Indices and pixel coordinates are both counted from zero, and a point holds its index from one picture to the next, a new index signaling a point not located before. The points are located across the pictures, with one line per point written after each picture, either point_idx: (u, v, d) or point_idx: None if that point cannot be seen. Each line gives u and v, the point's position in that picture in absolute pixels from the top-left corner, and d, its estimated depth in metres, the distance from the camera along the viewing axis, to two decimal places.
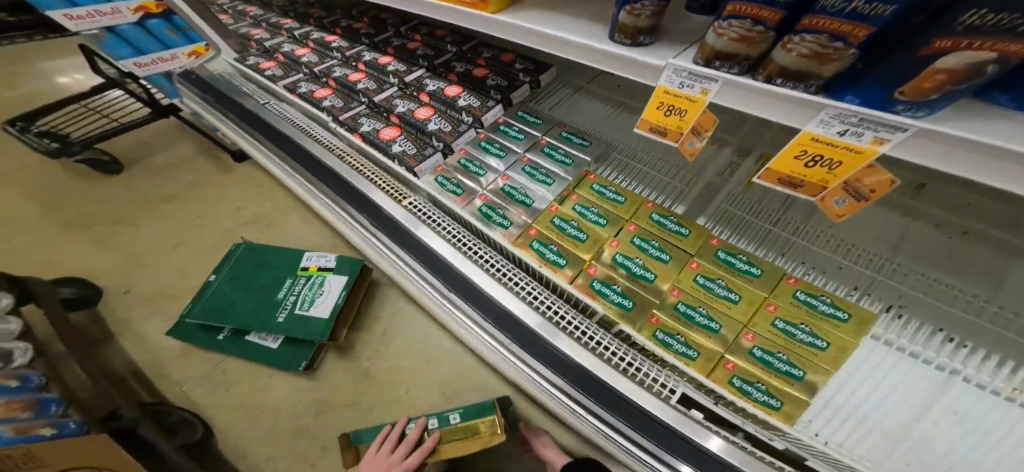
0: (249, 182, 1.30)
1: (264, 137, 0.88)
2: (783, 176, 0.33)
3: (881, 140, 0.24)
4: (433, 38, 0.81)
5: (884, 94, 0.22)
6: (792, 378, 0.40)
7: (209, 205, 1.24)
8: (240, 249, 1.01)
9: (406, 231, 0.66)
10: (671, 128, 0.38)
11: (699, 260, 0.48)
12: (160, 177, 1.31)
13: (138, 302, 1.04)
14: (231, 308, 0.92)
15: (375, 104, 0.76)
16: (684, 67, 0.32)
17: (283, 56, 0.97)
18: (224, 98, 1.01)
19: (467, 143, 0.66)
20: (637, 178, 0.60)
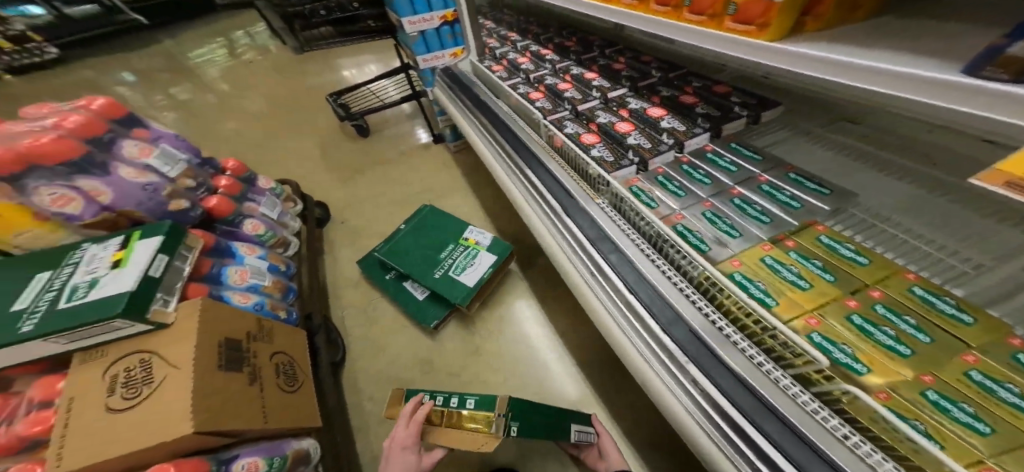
0: (438, 160, 1.56)
1: (485, 124, 0.97)
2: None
3: None
4: (641, 65, 0.91)
5: None
6: None
7: (406, 170, 1.53)
8: (427, 210, 1.19)
9: (582, 219, 0.68)
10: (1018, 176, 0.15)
11: (980, 354, 0.32)
12: (380, 142, 1.69)
13: (342, 229, 1.34)
14: (406, 253, 1.10)
15: (577, 112, 0.84)
16: None
17: (506, 62, 1.09)
18: (462, 85, 1.11)
19: (669, 168, 0.68)
20: (882, 239, 0.47)
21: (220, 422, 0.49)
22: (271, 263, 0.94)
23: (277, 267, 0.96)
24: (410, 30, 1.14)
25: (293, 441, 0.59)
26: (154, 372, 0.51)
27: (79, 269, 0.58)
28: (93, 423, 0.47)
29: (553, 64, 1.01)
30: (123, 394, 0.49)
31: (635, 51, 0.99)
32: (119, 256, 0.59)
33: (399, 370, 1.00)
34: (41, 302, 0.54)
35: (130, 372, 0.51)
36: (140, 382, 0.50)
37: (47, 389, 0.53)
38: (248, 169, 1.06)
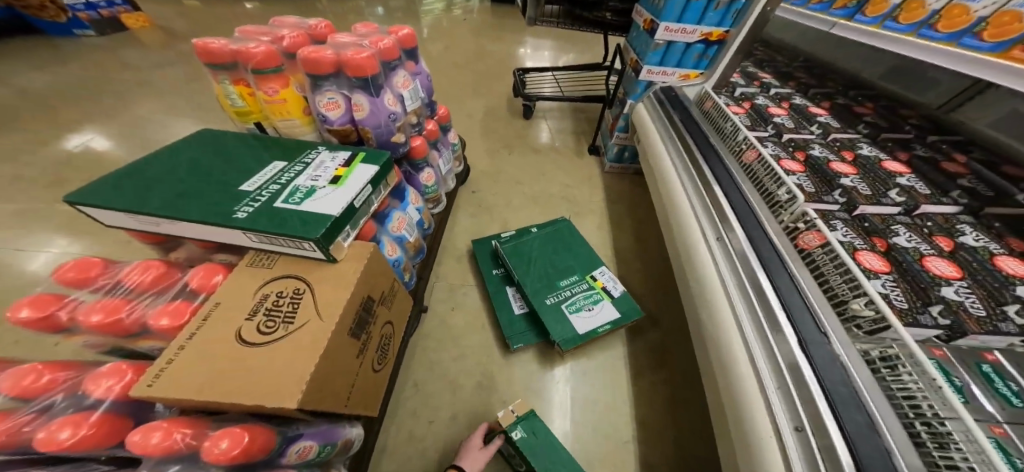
0: (588, 172, 1.42)
1: (701, 166, 0.77)
2: None
3: None
4: (998, 177, 0.60)
5: None
6: None
7: (552, 168, 1.43)
8: (566, 226, 1.08)
9: (816, 331, 0.48)
10: None
11: None
12: (539, 130, 1.62)
13: (469, 197, 1.30)
14: (528, 260, 0.99)
15: (854, 213, 0.60)
16: None
17: (751, 108, 0.86)
18: (686, 113, 0.92)
19: (1011, 361, 0.43)
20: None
21: (321, 402, 0.43)
22: (421, 220, 0.92)
23: (424, 223, 0.94)
24: (660, 37, 0.97)
25: (347, 429, 0.52)
26: (298, 310, 0.46)
27: (307, 171, 0.59)
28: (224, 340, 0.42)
29: (824, 131, 0.76)
30: (262, 325, 0.44)
31: (989, 151, 0.66)
32: (340, 173, 0.59)
33: (458, 369, 0.90)
34: (265, 191, 0.55)
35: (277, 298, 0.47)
36: (280, 315, 0.45)
37: (205, 280, 0.49)
38: (450, 121, 1.09)
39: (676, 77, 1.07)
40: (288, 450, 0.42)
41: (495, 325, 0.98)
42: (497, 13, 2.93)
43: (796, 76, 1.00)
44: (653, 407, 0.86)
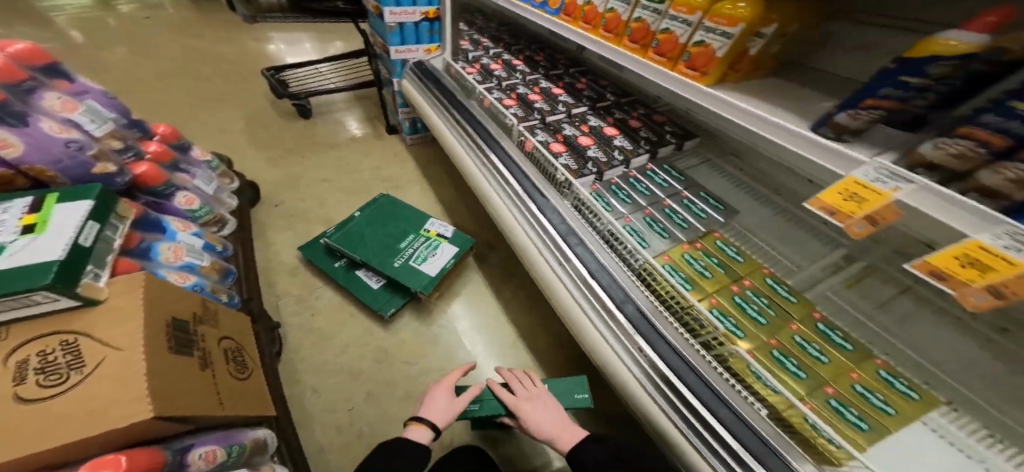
0: (390, 148, 1.55)
1: (466, 125, 1.04)
2: (824, 204, 0.37)
3: (897, 187, 0.31)
4: (597, 87, 1.12)
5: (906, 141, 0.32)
6: (890, 423, 0.54)
7: (356, 156, 1.50)
8: (384, 200, 1.24)
9: (564, 222, 0.82)
10: (841, 210, 0.36)
11: (800, 325, 0.67)
12: (326, 125, 1.62)
13: (280, 215, 1.28)
14: (361, 241, 1.12)
15: (547, 122, 0.98)
16: (890, 165, 0.33)
17: (484, 68, 1.16)
18: (438, 84, 1.18)
19: (621, 180, 0.89)
20: (754, 249, 0.80)
21: (175, 406, 0.49)
22: (209, 243, 0.93)
23: (215, 248, 0.95)
24: (389, 20, 1.16)
25: (248, 433, 0.65)
26: (85, 356, 0.48)
27: None
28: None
29: (524, 75, 1.14)
30: (40, 380, 0.46)
31: (595, 74, 1.18)
32: (30, 220, 0.56)
33: (341, 354, 1.01)
34: None
35: (46, 356, 0.47)
36: (59, 367, 0.47)
37: None
38: (182, 136, 1.04)
39: (422, 53, 1.28)
40: (188, 459, 0.52)
41: (358, 304, 1.10)
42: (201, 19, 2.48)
43: (501, 36, 1.38)
44: (506, 295, 1.19)
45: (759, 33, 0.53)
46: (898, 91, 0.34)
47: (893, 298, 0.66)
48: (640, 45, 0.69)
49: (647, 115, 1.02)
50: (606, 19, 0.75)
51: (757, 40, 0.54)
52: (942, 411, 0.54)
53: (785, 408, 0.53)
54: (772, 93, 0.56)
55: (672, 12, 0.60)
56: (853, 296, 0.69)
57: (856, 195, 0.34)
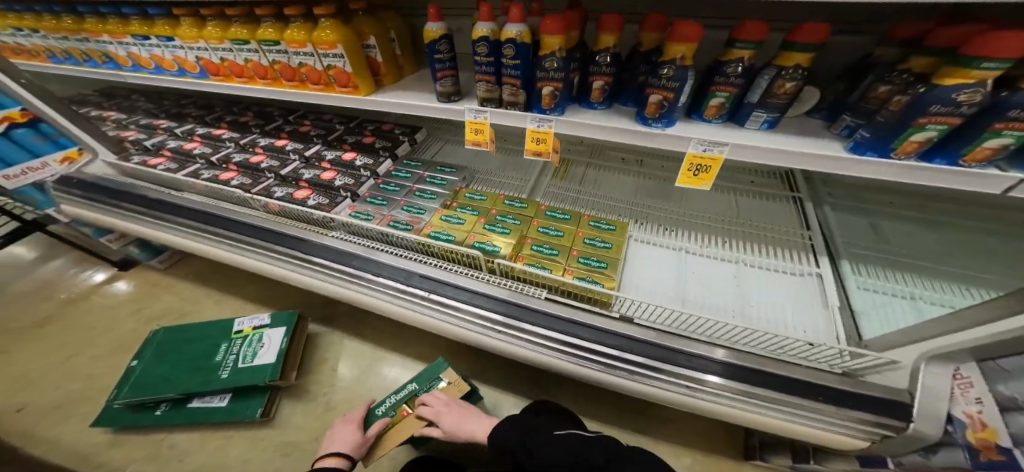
0: (190, 291, 1.64)
1: (232, 230, 1.12)
2: (535, 152, 0.80)
3: (549, 125, 0.76)
4: (320, 125, 1.33)
5: (542, 106, 0.75)
6: (606, 251, 0.97)
7: (147, 324, 1.53)
8: (161, 334, 1.37)
9: (384, 265, 1.01)
10: (480, 141, 0.86)
11: (537, 219, 1.05)
12: (117, 308, 1.59)
13: (46, 437, 1.22)
14: (166, 382, 1.23)
15: (282, 176, 1.14)
16: (475, 107, 0.83)
17: (239, 166, 1.19)
18: (161, 204, 1.22)
19: (372, 189, 1.10)
20: (493, 185, 1.21)
21: None
22: None
23: None
24: None
25: None
26: None
27: None
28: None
29: (235, 141, 1.30)
30: None
31: (313, 114, 1.43)
32: None
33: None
34: None
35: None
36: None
37: None
38: None
39: (54, 161, 1.40)
40: None
41: (229, 428, 1.23)
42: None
43: (182, 111, 1.53)
44: (370, 330, 1.49)
45: (369, 46, 0.93)
46: (509, 72, 0.74)
47: (584, 174, 1.26)
48: (322, 84, 0.96)
49: (374, 130, 1.31)
50: (271, 69, 1.01)
51: (372, 50, 0.94)
52: (646, 229, 1.06)
53: (557, 284, 0.92)
54: (413, 81, 1.03)
55: (324, 53, 0.89)
56: (566, 183, 1.23)
57: (539, 142, 0.79)
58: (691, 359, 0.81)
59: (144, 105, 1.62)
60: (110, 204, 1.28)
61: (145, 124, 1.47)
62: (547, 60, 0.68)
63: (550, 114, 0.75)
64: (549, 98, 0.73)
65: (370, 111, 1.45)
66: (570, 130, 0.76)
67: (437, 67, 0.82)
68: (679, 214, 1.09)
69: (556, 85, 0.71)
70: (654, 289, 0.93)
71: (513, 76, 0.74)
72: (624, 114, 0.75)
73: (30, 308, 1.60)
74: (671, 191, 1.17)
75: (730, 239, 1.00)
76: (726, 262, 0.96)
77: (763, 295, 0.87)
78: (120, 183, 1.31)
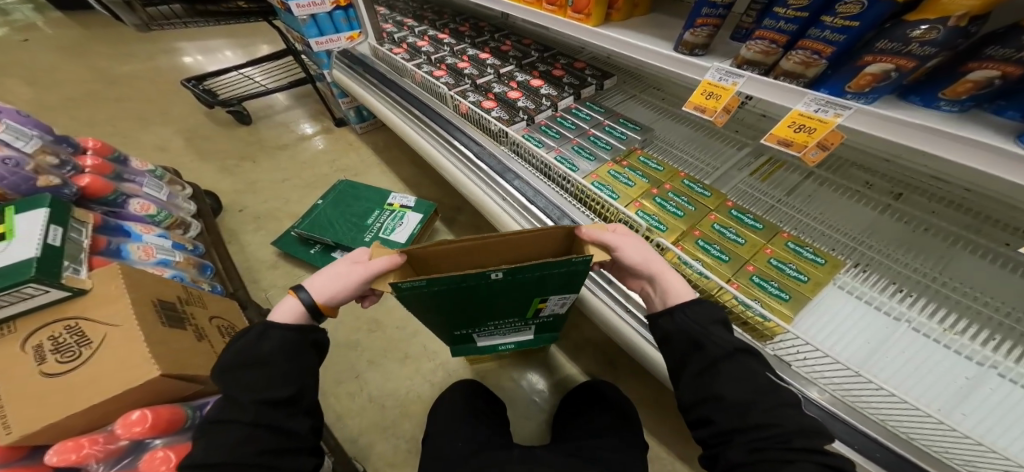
0: (369, 160, 1.97)
1: (423, 115, 1.26)
2: (779, 138, 0.62)
3: (837, 114, 0.52)
4: (520, 47, 1.33)
5: (845, 86, 0.51)
6: (799, 283, 0.73)
7: (336, 174, 1.91)
8: (341, 186, 1.66)
9: (527, 186, 1.01)
10: (708, 108, 0.68)
11: (716, 214, 0.86)
12: (322, 154, 2.02)
13: (255, 227, 1.68)
14: (330, 226, 1.51)
15: (478, 84, 1.19)
16: (724, 67, 0.65)
17: (448, 68, 1.28)
18: (386, 82, 1.43)
19: (551, 121, 1.08)
20: (671, 158, 1.04)
21: (177, 367, 0.73)
22: (177, 243, 1.19)
23: (184, 247, 1.21)
24: (298, 13, 1.46)
25: None
26: (90, 339, 0.71)
27: None
28: (35, 382, 0.66)
29: (451, 47, 1.39)
30: (65, 355, 0.69)
31: (518, 35, 1.44)
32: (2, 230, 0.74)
33: None
34: None
35: (57, 338, 0.71)
36: (71, 346, 0.70)
37: None
38: (114, 150, 1.20)
39: (344, 39, 1.65)
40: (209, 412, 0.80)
41: None
42: (193, 69, 2.79)
43: (425, 13, 1.70)
44: None
45: None
46: (818, 33, 0.50)
47: (799, 183, 0.94)
48: (558, 6, 0.90)
49: (566, 64, 1.24)
50: None
51: None
52: (865, 279, 0.73)
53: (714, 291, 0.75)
54: (643, 23, 0.86)
55: None
56: (765, 186, 0.95)
57: (804, 129, 0.57)
58: (850, 432, 0.59)
59: (402, 5, 1.85)
60: (358, 72, 1.55)
61: (396, 20, 1.70)
62: (912, 29, 0.41)
63: (851, 99, 0.51)
64: (869, 78, 0.47)
65: (569, 43, 1.37)
66: (860, 128, 0.51)
67: (703, 11, 0.63)
68: (936, 278, 0.69)
69: (901, 63, 0.44)
70: (828, 347, 0.66)
71: (825, 41, 0.50)
72: (990, 127, 0.44)
73: (279, 135, 2.17)
74: (930, 244, 0.74)
75: (1013, 342, 0.59)
76: (972, 362, 0.59)
77: (1008, 424, 0.53)
78: (370, 60, 1.56)
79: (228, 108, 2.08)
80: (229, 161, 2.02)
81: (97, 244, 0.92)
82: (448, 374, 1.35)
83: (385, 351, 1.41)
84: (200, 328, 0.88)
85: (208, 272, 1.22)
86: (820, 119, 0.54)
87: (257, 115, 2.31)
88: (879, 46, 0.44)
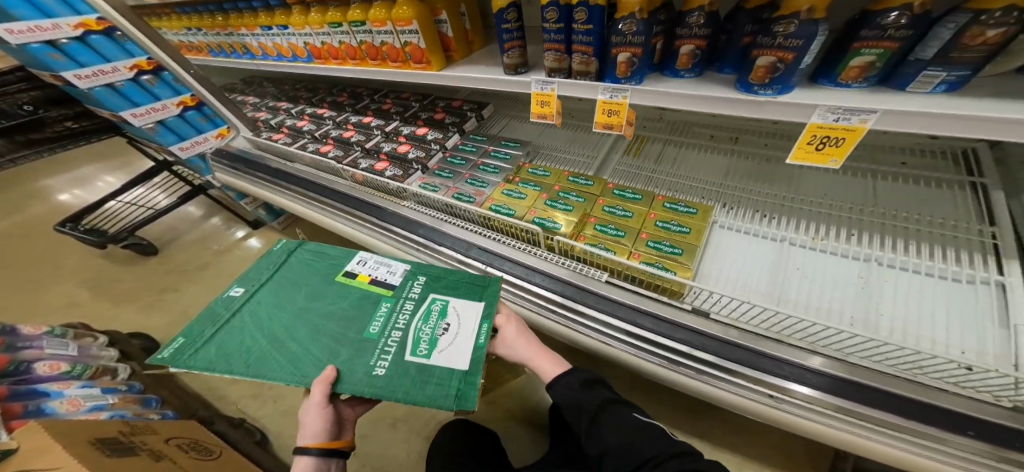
0: None
1: (323, 196, 1.32)
2: (603, 125, 0.80)
3: (625, 95, 0.73)
4: (400, 102, 1.47)
5: (617, 75, 0.72)
6: (681, 233, 0.93)
7: None
8: None
9: (441, 233, 1.12)
10: (545, 114, 0.87)
11: (602, 197, 1.05)
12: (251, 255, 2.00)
13: None
14: None
15: (366, 149, 1.30)
16: (540, 79, 0.83)
17: (335, 141, 1.38)
18: (271, 171, 1.48)
19: (441, 164, 1.22)
20: (556, 161, 1.22)
21: None
22: (105, 388, 1.12)
23: (116, 389, 1.14)
24: (143, 122, 1.51)
25: None
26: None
27: None
28: None
29: (333, 119, 1.49)
30: None
31: (395, 91, 1.59)
32: None
33: None
34: None
35: None
36: None
37: None
38: None
39: (213, 138, 1.75)
40: None
41: None
42: (72, 210, 2.53)
43: (297, 93, 1.79)
44: None
45: (440, 22, 0.96)
46: (586, 39, 0.72)
47: (662, 151, 1.18)
48: (400, 61, 1.04)
49: (445, 106, 1.40)
50: (359, 51, 1.12)
51: (443, 25, 0.96)
52: (736, 215, 0.97)
53: (620, 267, 0.92)
54: (479, 57, 1.04)
55: (403, 30, 0.94)
56: (638, 161, 1.17)
57: (612, 114, 0.77)
58: (779, 365, 0.74)
59: (271, 90, 1.91)
60: (241, 169, 1.56)
61: (272, 106, 1.76)
62: (624, 23, 0.64)
63: (625, 84, 0.72)
64: (625, 65, 0.69)
65: (438, 88, 1.56)
66: (646, 101, 0.72)
67: (506, 39, 0.83)
68: (790, 200, 0.95)
69: (633, 50, 0.67)
70: (749, 283, 0.85)
71: (586, 43, 0.72)
72: (723, 82, 0.67)
73: (198, 252, 2.08)
74: (774, 174, 1.03)
75: (860, 232, 0.84)
76: (852, 259, 0.82)
77: (901, 302, 0.73)
78: (256, 155, 1.58)
79: (122, 243, 1.94)
80: (151, 296, 1.89)
81: (10, 411, 0.85)
82: (440, 422, 1.40)
83: (375, 423, 1.41)
84: (156, 451, 0.84)
85: (153, 403, 1.16)
86: (617, 101, 0.74)
87: (166, 239, 2.19)
88: (619, 37, 0.66)
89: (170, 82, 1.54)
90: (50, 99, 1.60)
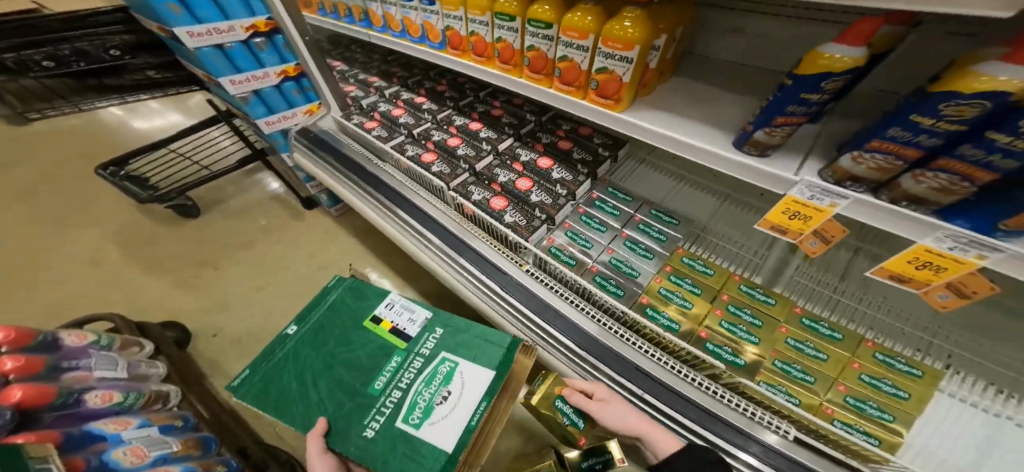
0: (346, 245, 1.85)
1: (416, 217, 1.12)
2: (894, 272, 0.50)
3: (982, 256, 0.38)
4: (511, 110, 1.21)
5: (994, 222, 0.36)
6: (898, 398, 0.61)
7: (316, 272, 1.76)
8: None
9: (555, 311, 0.89)
10: (791, 228, 0.55)
11: (788, 325, 0.72)
12: (297, 241, 1.88)
13: (237, 349, 1.53)
14: None
15: (478, 172, 1.08)
16: (817, 184, 0.47)
17: (437, 147, 1.15)
18: (366, 174, 1.25)
19: (573, 220, 0.96)
20: (714, 251, 0.89)
21: None
22: (163, 425, 1.02)
23: (173, 426, 1.05)
24: (236, 89, 1.28)
25: None
26: None
27: None
28: None
29: (434, 114, 1.26)
30: None
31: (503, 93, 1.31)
32: None
33: None
34: None
35: None
36: None
37: None
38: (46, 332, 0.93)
39: (301, 113, 1.50)
40: None
41: None
42: (115, 134, 2.42)
43: (389, 66, 1.56)
44: None
45: (654, 46, 0.61)
46: (902, 134, 0.37)
47: (850, 262, 0.80)
48: (576, 85, 0.68)
49: (570, 131, 1.12)
50: (520, 56, 0.75)
51: (655, 53, 0.61)
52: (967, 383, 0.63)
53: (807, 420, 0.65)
54: (673, 95, 0.69)
55: (605, 51, 0.59)
56: (819, 272, 0.81)
57: (932, 268, 0.45)
58: None
59: (361, 56, 1.68)
60: (331, 163, 1.32)
61: (361, 78, 1.53)
62: None
63: (1002, 239, 0.37)
64: None
65: None
66: None
67: (786, 110, 0.45)
68: None
69: None
70: None
71: (990, 168, 0.33)
72: None
73: (241, 224, 1.97)
74: None
75: None
76: None
77: None
78: (339, 140, 1.38)
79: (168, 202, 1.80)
80: (186, 272, 1.80)
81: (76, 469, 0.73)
82: None
83: None
84: None
85: (210, 443, 1.10)
86: (955, 258, 0.41)
87: (206, 203, 2.08)
88: None
89: (279, 47, 1.32)
90: (140, 44, 1.51)
